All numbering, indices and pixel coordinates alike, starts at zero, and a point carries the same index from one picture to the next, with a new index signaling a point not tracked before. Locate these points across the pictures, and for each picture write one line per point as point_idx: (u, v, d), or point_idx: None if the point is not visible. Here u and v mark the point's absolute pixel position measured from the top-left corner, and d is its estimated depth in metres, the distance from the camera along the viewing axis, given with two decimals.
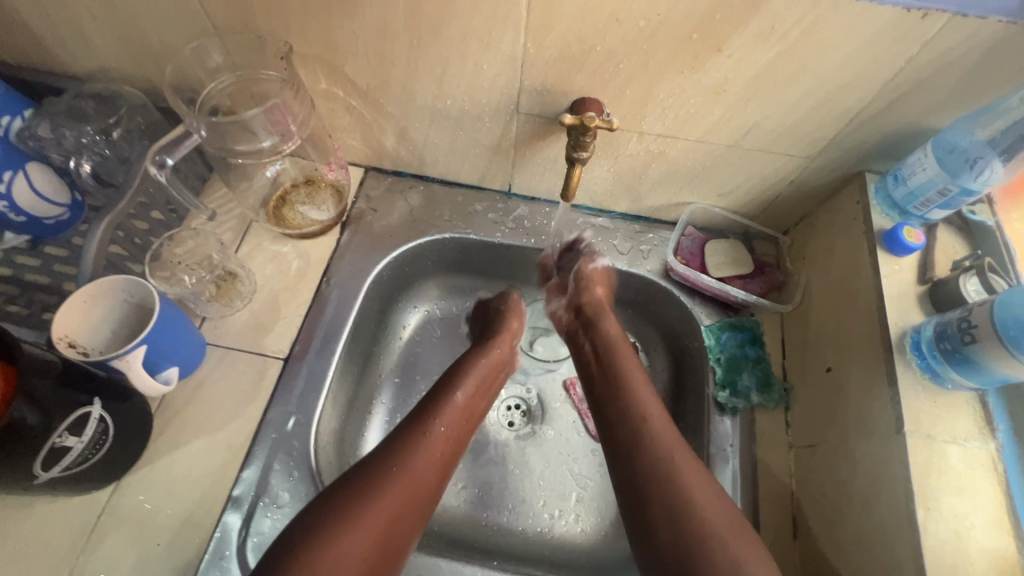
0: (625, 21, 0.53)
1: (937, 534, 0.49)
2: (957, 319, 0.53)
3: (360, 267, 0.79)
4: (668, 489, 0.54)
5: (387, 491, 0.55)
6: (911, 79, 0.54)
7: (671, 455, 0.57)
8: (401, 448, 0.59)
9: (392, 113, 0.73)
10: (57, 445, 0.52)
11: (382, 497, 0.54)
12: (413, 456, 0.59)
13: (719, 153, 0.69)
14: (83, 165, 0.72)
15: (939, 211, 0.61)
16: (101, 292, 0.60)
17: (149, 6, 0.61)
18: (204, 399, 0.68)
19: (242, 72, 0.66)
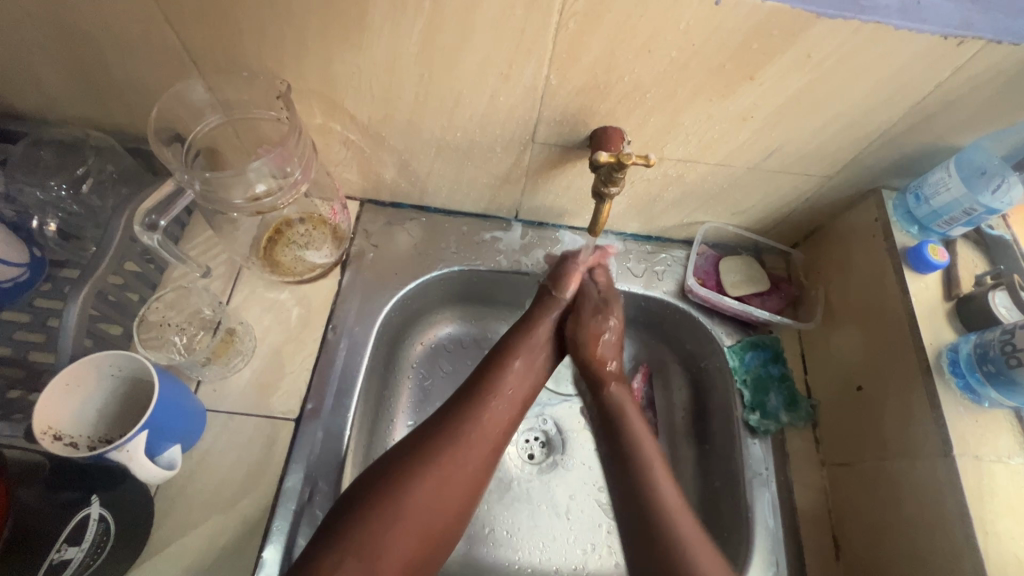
0: (657, 52, 0.51)
1: (999, 557, 0.50)
2: (998, 340, 0.55)
3: (369, 310, 0.73)
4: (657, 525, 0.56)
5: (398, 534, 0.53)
6: (936, 102, 0.55)
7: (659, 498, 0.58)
8: (414, 481, 0.55)
9: (395, 146, 0.66)
10: (56, 560, 0.45)
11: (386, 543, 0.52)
12: (422, 494, 0.55)
13: (739, 175, 0.67)
14: (47, 225, 0.66)
15: (960, 227, 0.63)
16: (84, 372, 0.53)
17: (120, 43, 0.54)
18: (210, 473, 0.62)
19: (231, 111, 0.60)
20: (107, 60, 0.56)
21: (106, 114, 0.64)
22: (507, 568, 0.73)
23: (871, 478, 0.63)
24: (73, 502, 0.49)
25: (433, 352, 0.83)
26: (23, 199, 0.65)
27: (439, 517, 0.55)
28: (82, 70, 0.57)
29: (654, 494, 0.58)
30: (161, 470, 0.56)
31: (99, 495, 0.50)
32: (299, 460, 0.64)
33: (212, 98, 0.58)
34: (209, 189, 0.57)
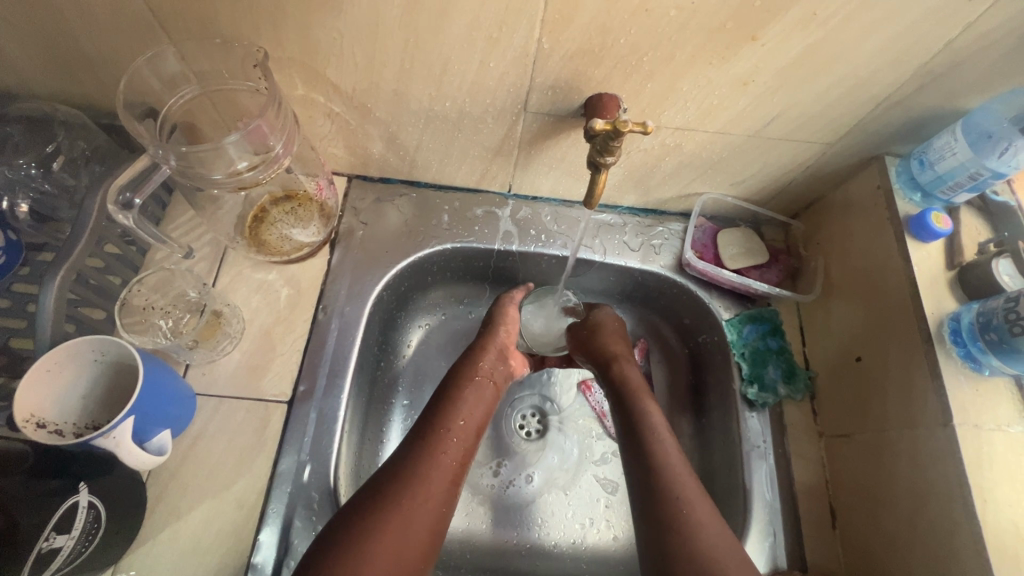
0: (654, 11, 0.48)
1: (999, 525, 0.50)
2: (1002, 309, 0.54)
3: (359, 289, 0.71)
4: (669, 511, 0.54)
5: (418, 498, 0.52)
6: (947, 61, 0.52)
7: (678, 486, 0.55)
8: (416, 467, 0.54)
9: (381, 118, 0.63)
10: (45, 549, 0.44)
11: (408, 507, 0.51)
12: (419, 500, 0.52)
13: (739, 144, 0.65)
14: (19, 206, 0.63)
15: (965, 194, 0.62)
16: (66, 358, 0.52)
17: (82, 9, 0.50)
18: (203, 457, 0.61)
19: (206, 82, 0.57)
20: (69, 28, 0.52)
21: (74, 87, 0.61)
22: (505, 545, 0.73)
23: (867, 448, 0.63)
24: (61, 489, 0.46)
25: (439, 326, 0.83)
26: None
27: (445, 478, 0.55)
28: (44, 39, 0.54)
29: (669, 486, 0.55)
30: (153, 456, 0.55)
31: (87, 483, 0.49)
32: (293, 442, 0.63)
33: (187, 69, 0.55)
34: (186, 165, 0.54)
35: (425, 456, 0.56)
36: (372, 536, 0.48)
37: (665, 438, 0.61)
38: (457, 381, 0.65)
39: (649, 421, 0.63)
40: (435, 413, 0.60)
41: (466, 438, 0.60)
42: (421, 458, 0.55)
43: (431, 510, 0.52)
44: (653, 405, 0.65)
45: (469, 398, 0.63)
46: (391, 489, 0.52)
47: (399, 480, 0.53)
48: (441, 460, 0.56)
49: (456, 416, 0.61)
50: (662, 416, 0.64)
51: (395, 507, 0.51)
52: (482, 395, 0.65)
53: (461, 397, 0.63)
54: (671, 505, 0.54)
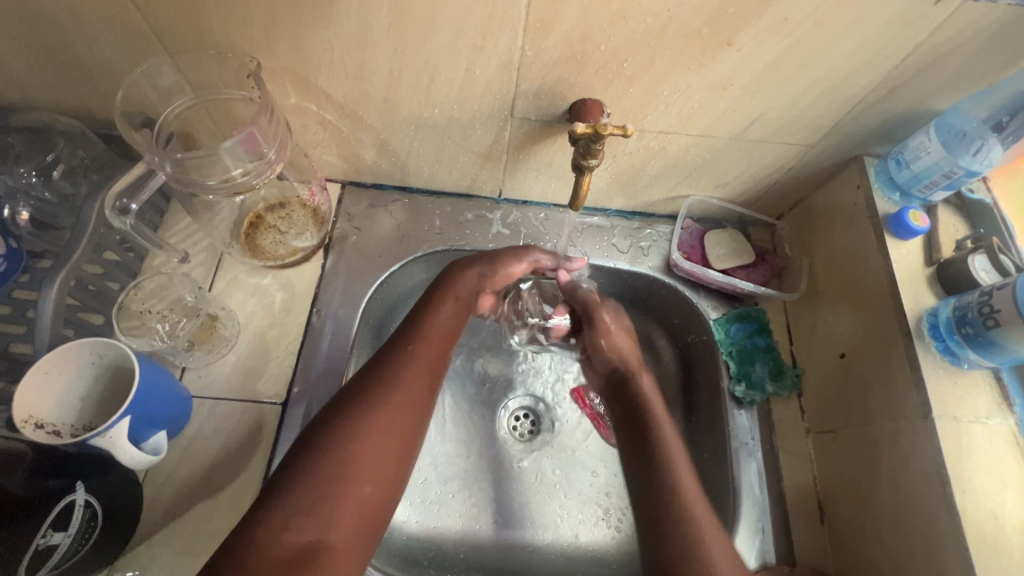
0: (632, 19, 0.50)
1: (978, 515, 0.51)
2: (977, 303, 0.56)
3: (353, 291, 0.73)
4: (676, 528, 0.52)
5: (361, 467, 0.49)
6: (917, 63, 0.54)
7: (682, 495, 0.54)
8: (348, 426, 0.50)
9: (372, 125, 0.65)
10: (42, 545, 0.46)
11: (381, 419, 0.51)
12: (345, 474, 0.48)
13: (721, 146, 0.67)
14: (19, 213, 0.65)
15: (941, 192, 0.64)
16: (64, 361, 0.53)
17: (80, 24, 0.52)
18: (198, 458, 0.62)
19: (202, 92, 0.59)
20: (71, 42, 0.55)
21: (74, 98, 0.63)
22: (498, 545, 0.73)
23: (851, 444, 0.64)
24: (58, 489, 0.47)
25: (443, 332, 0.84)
26: None
27: (414, 403, 0.54)
28: (44, 51, 0.56)
29: (671, 507, 0.53)
30: (149, 456, 0.56)
31: (83, 482, 0.50)
32: (287, 443, 0.64)
33: (182, 79, 0.57)
34: (181, 171, 0.56)
35: (398, 365, 0.55)
36: (340, 437, 0.49)
37: (679, 460, 0.58)
38: (434, 295, 0.63)
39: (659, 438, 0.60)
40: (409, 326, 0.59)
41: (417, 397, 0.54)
42: (387, 366, 0.55)
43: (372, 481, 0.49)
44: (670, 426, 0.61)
45: (445, 312, 0.62)
46: (363, 396, 0.52)
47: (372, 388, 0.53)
48: (408, 371, 0.55)
49: (437, 329, 0.60)
50: (677, 438, 0.60)
51: (366, 419, 0.50)
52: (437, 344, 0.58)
53: (440, 315, 0.61)
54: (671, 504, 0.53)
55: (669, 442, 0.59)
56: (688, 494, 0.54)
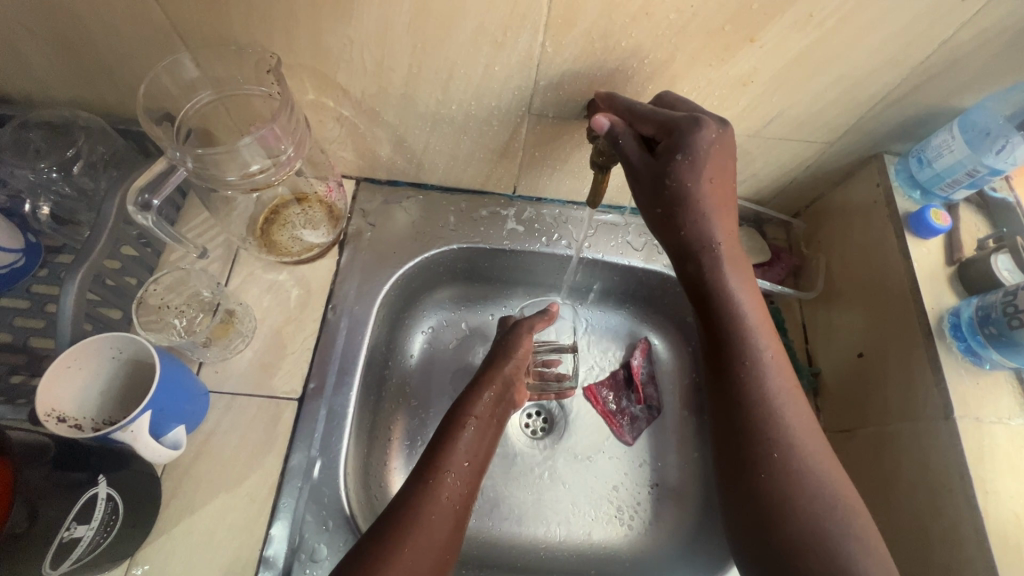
0: (655, 14, 0.49)
1: (1001, 516, 0.51)
2: (1000, 303, 0.55)
3: (368, 288, 0.73)
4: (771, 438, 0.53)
5: (423, 539, 0.51)
6: (943, 60, 0.54)
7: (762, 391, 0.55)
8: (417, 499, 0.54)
9: (389, 121, 0.65)
10: (66, 538, 0.46)
11: (412, 548, 0.50)
12: (415, 538, 0.50)
13: (739, 144, 0.66)
14: (41, 208, 0.66)
15: (963, 190, 0.64)
16: (86, 356, 0.54)
17: (102, 19, 0.52)
18: (216, 453, 0.63)
19: (221, 88, 0.59)
20: (92, 37, 0.54)
21: (93, 93, 0.63)
22: (512, 542, 0.73)
23: (869, 445, 0.63)
24: (81, 483, 0.48)
25: (452, 324, 0.83)
26: (15, 182, 0.64)
27: (444, 531, 0.52)
28: (63, 45, 0.56)
29: (779, 450, 0.52)
30: (167, 450, 0.57)
31: (106, 476, 0.50)
32: (304, 439, 0.64)
33: (202, 75, 0.57)
34: (201, 167, 0.56)
35: (428, 497, 0.54)
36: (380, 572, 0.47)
37: (773, 367, 0.56)
38: (456, 420, 0.63)
39: (757, 367, 0.55)
40: (436, 456, 0.58)
41: (468, 475, 0.59)
42: (420, 498, 0.54)
43: (439, 542, 0.51)
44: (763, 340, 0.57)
45: (469, 440, 0.61)
46: (394, 534, 0.50)
47: (402, 522, 0.51)
48: (434, 509, 0.53)
49: (459, 449, 0.60)
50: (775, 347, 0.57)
51: (397, 550, 0.49)
52: (485, 431, 0.64)
53: (461, 439, 0.61)
54: (782, 449, 0.52)
55: (773, 385, 0.55)
56: (784, 410, 0.54)
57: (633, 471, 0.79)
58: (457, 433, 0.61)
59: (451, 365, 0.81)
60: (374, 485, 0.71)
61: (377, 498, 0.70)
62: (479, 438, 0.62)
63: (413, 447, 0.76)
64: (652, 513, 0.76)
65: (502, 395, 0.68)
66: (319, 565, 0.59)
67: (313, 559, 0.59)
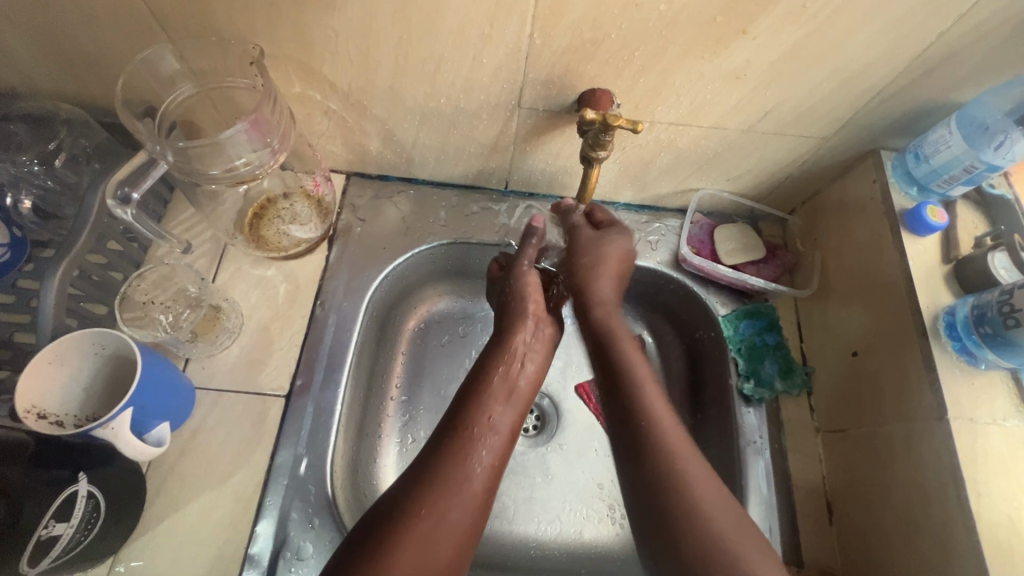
0: (644, 6, 0.48)
1: (993, 518, 0.50)
2: (996, 302, 0.54)
3: (357, 283, 0.72)
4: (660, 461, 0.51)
5: (453, 501, 0.50)
6: (940, 54, 0.53)
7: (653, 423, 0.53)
8: (445, 458, 0.52)
9: (377, 114, 0.64)
10: (43, 537, 0.45)
11: (434, 510, 0.48)
12: (451, 500, 0.49)
13: (733, 139, 0.65)
14: (22, 202, 0.65)
15: (960, 187, 0.62)
16: (67, 351, 0.53)
17: (81, 11, 0.51)
18: (201, 450, 0.62)
19: (204, 81, 0.58)
20: (72, 28, 0.54)
21: (76, 86, 0.62)
22: (502, 540, 0.73)
23: (863, 444, 0.62)
24: (61, 480, 0.47)
25: (443, 318, 0.83)
26: None
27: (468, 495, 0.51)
28: (44, 37, 0.55)
29: (683, 491, 0.49)
30: (152, 447, 0.56)
31: (87, 474, 0.50)
32: (290, 436, 0.64)
33: (185, 67, 0.56)
34: (184, 161, 0.55)
35: (457, 458, 0.52)
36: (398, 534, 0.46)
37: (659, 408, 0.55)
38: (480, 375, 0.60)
39: (649, 412, 0.55)
40: (462, 412, 0.56)
41: (504, 426, 0.57)
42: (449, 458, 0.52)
43: (467, 506, 0.50)
44: (655, 395, 0.57)
45: (495, 396, 0.58)
46: (420, 493, 0.49)
47: (426, 483, 0.50)
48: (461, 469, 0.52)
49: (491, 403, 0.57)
50: (664, 407, 0.56)
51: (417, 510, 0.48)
52: (518, 383, 0.60)
53: (491, 392, 0.58)
54: (683, 497, 0.49)
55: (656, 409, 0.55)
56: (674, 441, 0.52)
57: None
58: (490, 386, 0.59)
59: (442, 359, 0.80)
60: (363, 483, 0.70)
61: (366, 495, 0.69)
62: (508, 391, 0.59)
63: (403, 444, 0.75)
64: None
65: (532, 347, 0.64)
66: (305, 564, 0.59)
67: (298, 557, 0.59)
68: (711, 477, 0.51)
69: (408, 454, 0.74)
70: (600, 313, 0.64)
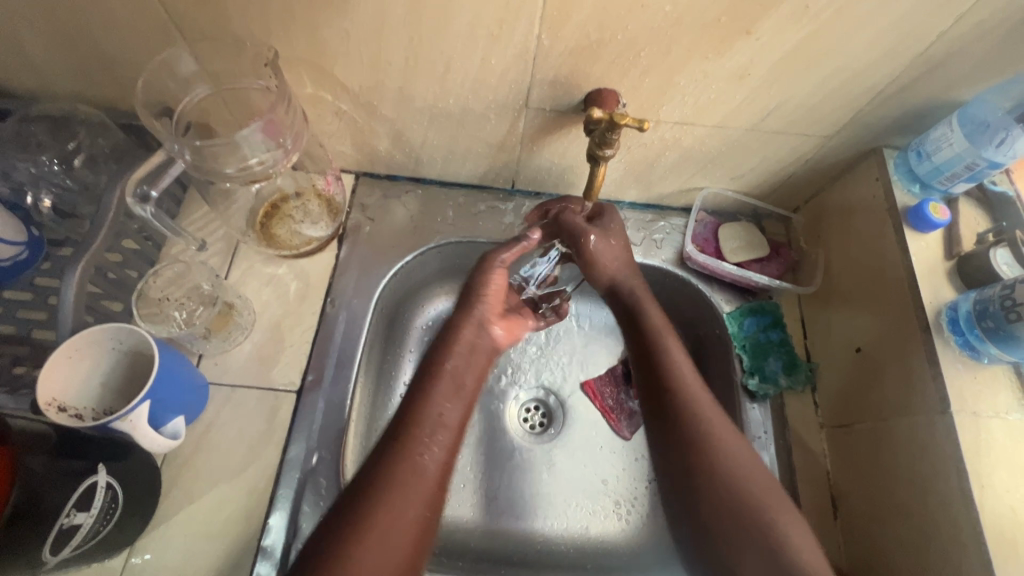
0: (650, 7, 0.49)
1: (997, 510, 0.51)
2: (998, 297, 0.55)
3: (367, 281, 0.73)
4: (708, 468, 0.54)
5: (398, 501, 0.49)
6: (941, 53, 0.53)
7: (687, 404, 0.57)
8: (394, 459, 0.51)
9: (387, 115, 0.65)
10: (65, 526, 0.47)
11: (386, 511, 0.48)
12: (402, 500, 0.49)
13: (737, 137, 0.66)
14: (42, 201, 0.66)
15: (962, 184, 0.63)
16: (86, 347, 0.54)
17: (102, 15, 0.53)
18: (215, 443, 0.63)
19: (219, 82, 0.59)
20: (91, 31, 0.55)
21: (95, 88, 0.64)
22: (509, 535, 0.73)
23: (867, 439, 0.63)
24: (82, 471, 0.49)
25: (450, 316, 0.84)
26: (17, 176, 0.66)
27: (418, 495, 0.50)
28: (64, 40, 0.56)
29: (713, 468, 0.54)
30: (167, 440, 0.57)
31: (105, 465, 0.51)
32: (302, 430, 0.65)
33: (201, 69, 0.58)
34: (200, 160, 0.56)
35: (401, 457, 0.51)
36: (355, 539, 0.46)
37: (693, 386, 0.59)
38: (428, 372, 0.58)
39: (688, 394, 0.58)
40: (408, 412, 0.54)
41: (450, 423, 0.55)
42: (394, 459, 0.51)
43: (417, 506, 0.50)
44: (689, 373, 0.60)
45: (441, 393, 0.57)
46: (365, 497, 0.49)
47: (377, 484, 0.49)
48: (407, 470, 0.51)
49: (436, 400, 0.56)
50: (695, 378, 0.60)
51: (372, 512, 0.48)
52: (461, 378, 0.59)
53: (435, 392, 0.56)
54: (704, 461, 0.54)
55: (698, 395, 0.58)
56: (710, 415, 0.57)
57: (631, 466, 0.79)
58: (432, 385, 0.57)
59: None
60: None
61: None
62: (452, 390, 0.57)
63: None
64: (650, 507, 0.76)
65: (476, 344, 0.62)
66: None
67: (310, 549, 0.60)
68: (744, 449, 0.56)
69: None
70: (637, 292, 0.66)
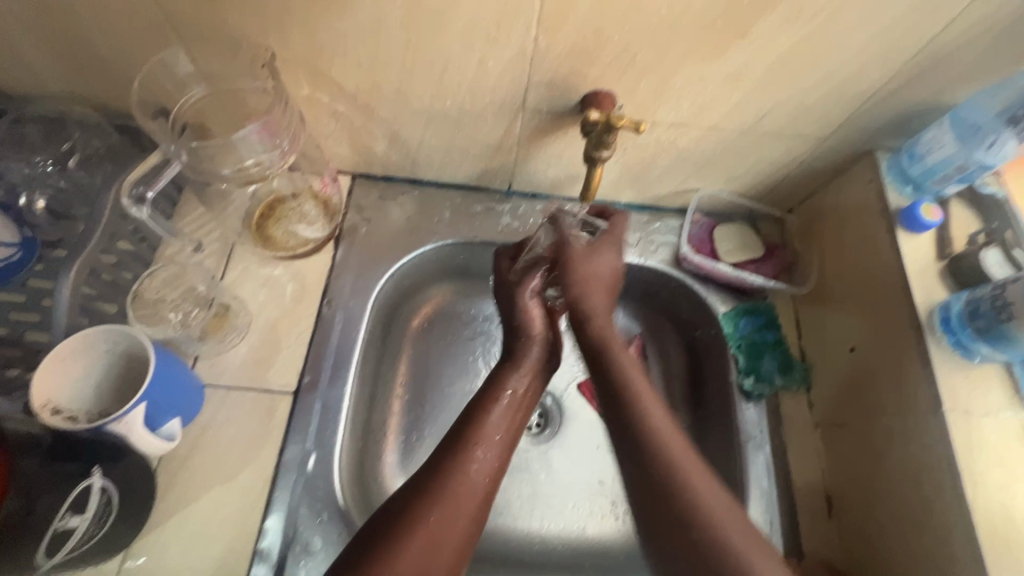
0: (646, 9, 0.50)
1: (989, 508, 0.52)
2: (989, 297, 0.56)
3: (363, 283, 0.73)
4: (681, 499, 0.47)
5: (447, 513, 0.50)
6: (933, 56, 0.54)
7: (659, 445, 0.51)
8: (448, 472, 0.52)
9: (384, 116, 0.65)
10: (60, 529, 0.47)
11: (436, 519, 0.49)
12: (448, 511, 0.50)
13: (732, 139, 0.66)
14: (36, 202, 0.66)
15: (955, 184, 0.64)
16: (81, 349, 0.54)
17: (98, 15, 0.53)
18: (211, 446, 0.63)
19: (216, 83, 0.59)
20: (87, 32, 0.55)
21: (89, 88, 0.63)
22: (506, 537, 0.73)
23: (861, 438, 0.64)
24: (75, 474, 0.49)
25: (447, 319, 0.83)
26: (9, 177, 0.65)
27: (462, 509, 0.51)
28: (59, 40, 0.56)
29: (691, 512, 0.47)
30: (162, 442, 0.57)
31: (101, 467, 0.50)
32: (298, 432, 0.64)
33: (197, 69, 0.57)
34: (195, 160, 0.56)
35: (457, 469, 0.53)
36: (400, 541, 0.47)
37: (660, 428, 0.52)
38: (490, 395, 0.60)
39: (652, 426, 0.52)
40: (468, 428, 0.56)
41: (501, 443, 0.57)
42: (450, 473, 0.52)
43: (465, 522, 0.51)
44: (656, 412, 0.54)
45: (500, 416, 0.59)
46: (415, 504, 0.50)
47: (431, 495, 0.51)
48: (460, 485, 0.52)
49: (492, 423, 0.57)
50: (663, 418, 0.53)
51: (421, 518, 0.49)
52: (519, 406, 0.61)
53: (494, 414, 0.58)
54: (686, 504, 0.47)
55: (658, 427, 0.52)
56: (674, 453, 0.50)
57: None
58: (489, 405, 0.59)
59: (446, 359, 0.81)
60: (369, 480, 0.71)
61: (372, 493, 0.70)
62: (508, 414, 0.59)
63: (407, 442, 0.76)
64: None
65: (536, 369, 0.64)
66: (313, 558, 0.60)
67: (307, 552, 0.60)
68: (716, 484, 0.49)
69: (413, 452, 0.75)
70: (599, 319, 0.62)
